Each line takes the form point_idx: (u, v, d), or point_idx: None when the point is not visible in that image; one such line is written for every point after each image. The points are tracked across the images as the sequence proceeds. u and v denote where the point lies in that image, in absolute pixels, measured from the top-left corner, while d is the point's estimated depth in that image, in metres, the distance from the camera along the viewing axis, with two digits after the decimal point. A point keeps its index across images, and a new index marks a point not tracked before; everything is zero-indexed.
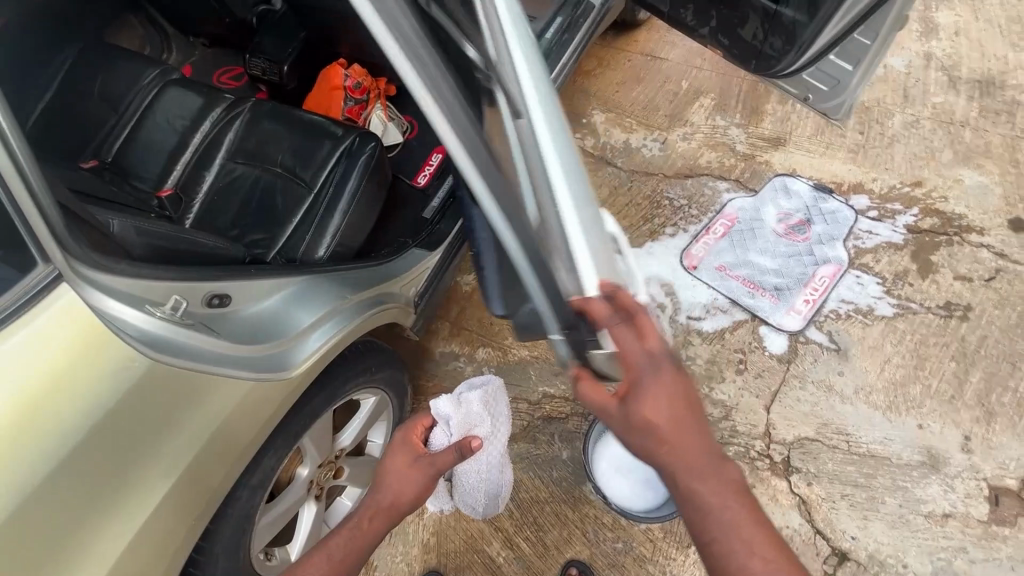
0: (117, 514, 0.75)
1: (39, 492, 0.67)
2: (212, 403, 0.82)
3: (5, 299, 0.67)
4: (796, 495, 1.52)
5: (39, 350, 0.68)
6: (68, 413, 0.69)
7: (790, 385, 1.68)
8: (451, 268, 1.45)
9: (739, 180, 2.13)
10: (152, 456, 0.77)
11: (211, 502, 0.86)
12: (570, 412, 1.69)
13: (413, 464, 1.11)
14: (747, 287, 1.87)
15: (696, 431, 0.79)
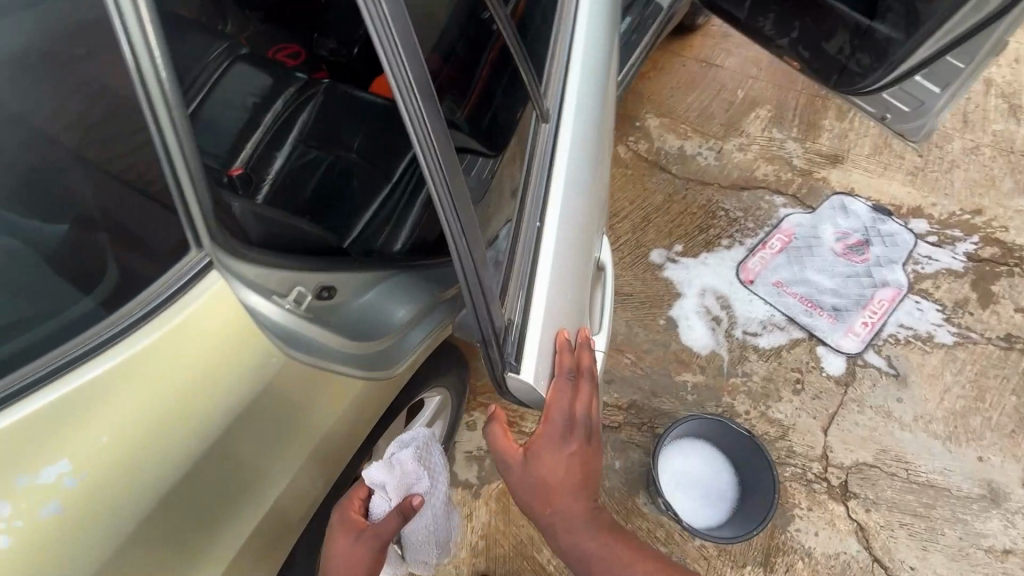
0: (223, 525, 0.70)
1: (157, 514, 0.61)
2: (318, 412, 0.78)
3: (127, 307, 0.58)
4: (854, 521, 1.50)
5: (165, 360, 0.58)
6: (192, 431, 0.61)
7: (848, 409, 1.65)
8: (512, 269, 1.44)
9: (796, 196, 2.10)
10: (260, 468, 0.72)
11: (296, 509, 0.83)
12: (623, 421, 1.67)
13: (359, 543, 0.90)
14: (805, 305, 1.84)
15: (583, 497, 0.97)
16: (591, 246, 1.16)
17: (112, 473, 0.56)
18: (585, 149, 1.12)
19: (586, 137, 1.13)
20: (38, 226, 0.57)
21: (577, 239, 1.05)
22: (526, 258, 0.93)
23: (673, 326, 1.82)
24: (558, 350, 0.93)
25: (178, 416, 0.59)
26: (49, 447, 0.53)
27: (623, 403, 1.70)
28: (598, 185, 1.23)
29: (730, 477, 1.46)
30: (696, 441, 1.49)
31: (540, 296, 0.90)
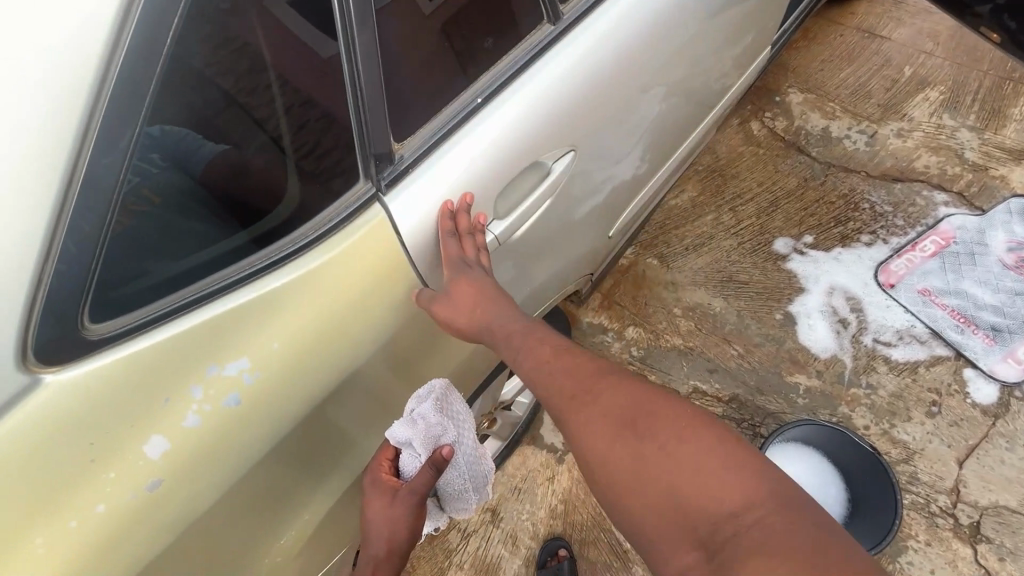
0: (345, 447, 0.77)
1: (301, 429, 0.66)
2: (436, 357, 0.83)
3: (303, 230, 0.62)
4: (981, 567, 1.33)
5: (328, 285, 0.62)
6: (338, 358, 0.65)
7: (993, 443, 1.45)
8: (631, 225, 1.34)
9: (963, 193, 1.81)
10: (386, 400, 0.78)
11: None
12: (721, 414, 1.59)
13: (396, 506, 0.79)
14: (955, 319, 1.61)
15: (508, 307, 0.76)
16: (569, 200, 0.91)
17: (274, 385, 0.61)
18: (602, 67, 0.81)
19: (609, 51, 0.81)
20: (201, 143, 0.55)
21: (562, 146, 0.80)
22: (468, 129, 0.69)
23: (790, 323, 1.68)
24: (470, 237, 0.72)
25: (329, 341, 0.64)
26: (225, 347, 0.58)
27: (724, 395, 1.62)
28: (617, 128, 0.93)
29: (840, 495, 1.35)
30: (805, 448, 1.39)
31: (452, 166, 0.68)
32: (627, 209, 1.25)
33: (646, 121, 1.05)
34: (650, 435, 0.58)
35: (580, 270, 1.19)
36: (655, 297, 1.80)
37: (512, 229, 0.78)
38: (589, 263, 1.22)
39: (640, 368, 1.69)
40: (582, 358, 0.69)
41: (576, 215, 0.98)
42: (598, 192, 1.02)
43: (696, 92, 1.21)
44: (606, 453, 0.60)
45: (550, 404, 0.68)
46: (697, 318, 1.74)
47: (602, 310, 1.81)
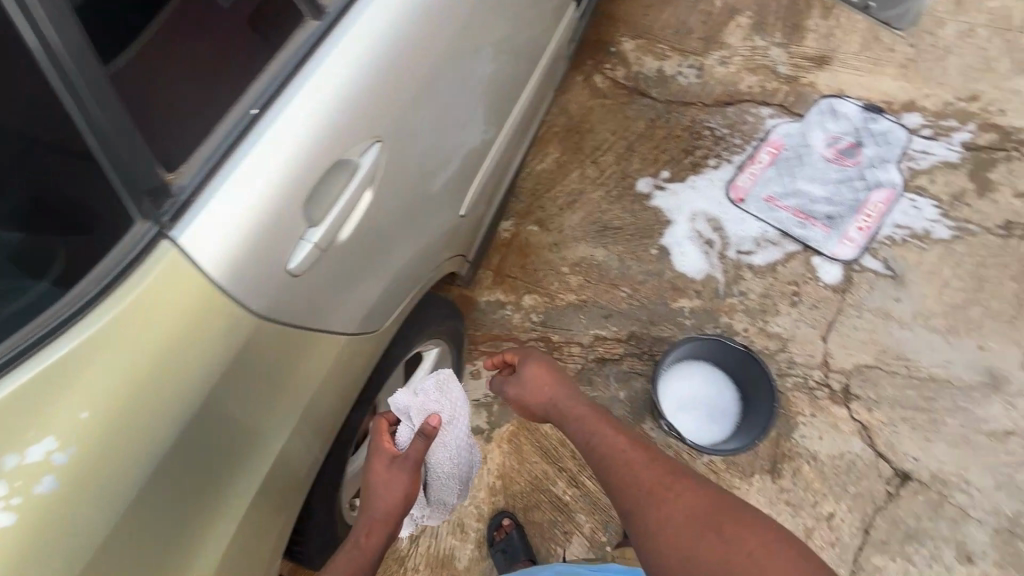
0: (226, 487, 0.75)
1: (153, 486, 0.63)
2: (305, 374, 0.81)
3: (86, 286, 0.58)
4: (856, 421, 1.53)
5: (131, 336, 0.59)
6: (170, 405, 0.62)
7: (847, 315, 1.66)
8: (486, 188, 1.32)
9: (784, 105, 2.02)
10: (257, 430, 0.76)
11: (302, 465, 0.89)
12: (624, 353, 1.70)
13: (395, 467, 0.99)
14: (797, 216, 1.81)
15: (567, 390, 1.10)
16: (404, 185, 0.89)
17: (95, 455, 0.57)
18: (398, 46, 0.77)
19: (404, 29, 0.78)
20: None
21: (375, 128, 0.77)
22: (252, 137, 0.65)
23: (665, 255, 1.81)
24: (289, 257, 0.70)
25: (152, 391, 0.61)
26: (23, 430, 0.54)
27: (623, 335, 1.72)
28: (438, 104, 0.91)
29: (733, 396, 1.49)
30: (695, 362, 1.52)
31: (244, 181, 0.64)
32: (481, 178, 1.26)
33: (472, 90, 1.04)
34: (722, 532, 0.78)
35: (444, 249, 1.19)
36: (542, 261, 1.86)
37: (335, 230, 0.75)
38: (453, 240, 1.23)
39: (543, 332, 1.75)
40: (655, 455, 0.94)
41: (420, 198, 0.97)
42: (439, 171, 1.01)
43: (519, 58, 1.24)
44: (677, 537, 0.80)
45: (626, 477, 0.91)
46: (585, 271, 1.83)
47: (497, 285, 1.84)
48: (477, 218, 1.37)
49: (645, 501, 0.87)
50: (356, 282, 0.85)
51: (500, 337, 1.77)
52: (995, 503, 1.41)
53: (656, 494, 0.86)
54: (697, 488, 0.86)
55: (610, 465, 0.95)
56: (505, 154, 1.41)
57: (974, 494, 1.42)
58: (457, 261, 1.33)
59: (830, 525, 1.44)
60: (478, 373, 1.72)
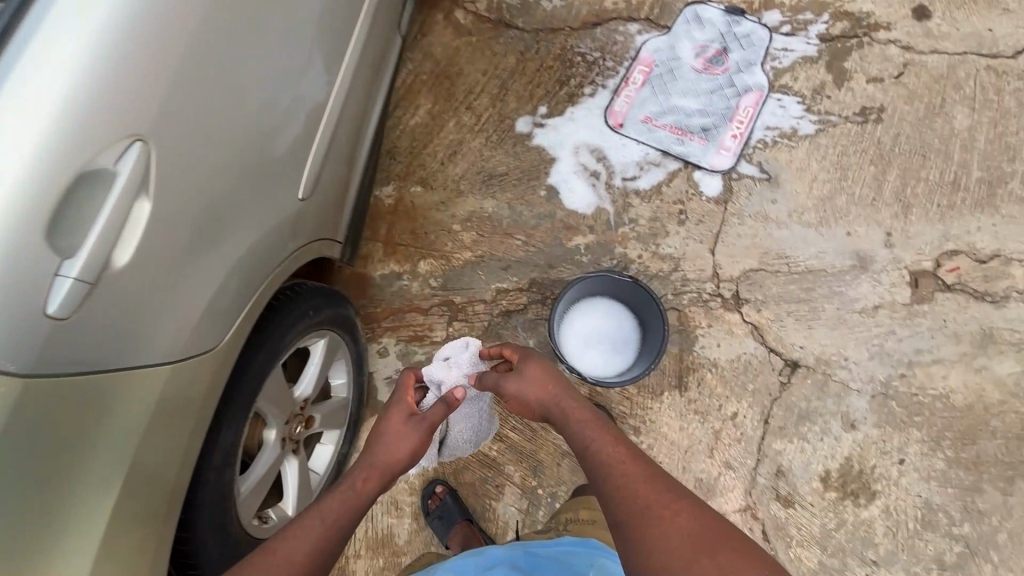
0: (65, 541, 0.73)
1: None
2: (131, 409, 0.79)
3: None
4: (748, 323, 1.62)
5: None
6: None
7: (730, 224, 1.71)
8: (331, 157, 1.19)
9: (650, 18, 1.95)
10: (83, 476, 0.74)
11: (170, 495, 0.87)
12: (528, 301, 1.68)
13: (411, 424, 1.23)
14: (675, 134, 1.81)
15: (562, 393, 1.15)
16: (195, 189, 0.81)
17: None
18: (126, 43, 0.69)
19: (128, 28, 0.70)
20: None
21: (126, 144, 0.71)
22: None
23: (554, 195, 1.77)
24: (46, 300, 0.66)
25: None
26: None
27: (524, 284, 1.70)
28: (216, 93, 0.82)
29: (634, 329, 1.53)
30: (593, 298, 1.53)
31: None
32: (325, 152, 1.15)
33: (274, 65, 0.92)
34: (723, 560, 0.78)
35: (295, 237, 1.09)
36: (432, 223, 1.78)
37: (104, 261, 0.71)
38: (304, 226, 1.13)
39: (444, 296, 1.70)
40: (660, 477, 0.94)
41: (230, 198, 0.88)
42: (253, 163, 0.92)
43: (334, 5, 1.08)
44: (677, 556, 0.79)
45: (626, 482, 0.93)
46: (477, 225, 1.77)
47: (389, 256, 1.75)
48: (335, 194, 1.27)
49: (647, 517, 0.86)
50: (169, 304, 0.81)
51: (401, 310, 1.70)
52: (870, 372, 1.55)
53: (654, 509, 0.87)
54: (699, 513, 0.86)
55: (610, 477, 0.95)
56: (352, 120, 1.29)
57: (853, 368, 1.56)
58: (322, 243, 1.23)
59: (735, 423, 1.54)
60: (386, 351, 1.66)
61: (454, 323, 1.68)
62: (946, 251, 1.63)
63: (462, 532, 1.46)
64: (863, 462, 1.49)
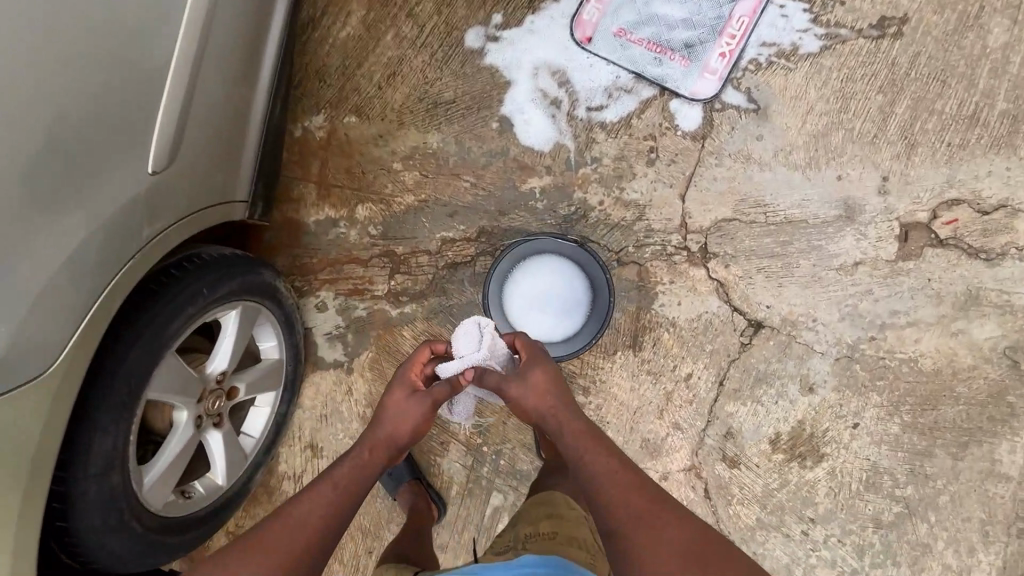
0: None
1: None
2: None
3: None
4: (714, 280, 1.48)
5: None
6: None
7: (706, 165, 1.50)
8: (201, 111, 1.02)
9: None
10: None
11: (25, 497, 0.84)
12: (475, 253, 1.54)
13: (412, 400, 1.18)
14: (653, 52, 1.53)
15: (560, 397, 1.14)
16: None
17: None
18: None
19: None
20: None
21: None
22: None
23: (507, 128, 1.54)
24: None
25: None
26: None
27: (472, 233, 1.54)
28: None
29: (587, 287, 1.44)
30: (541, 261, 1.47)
31: None
32: (189, 117, 0.99)
33: (71, 16, 0.79)
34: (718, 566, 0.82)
35: (155, 219, 0.96)
36: (370, 161, 1.57)
37: None
38: (173, 204, 0.99)
39: (385, 246, 1.55)
40: (649, 485, 0.97)
41: (24, 177, 0.78)
42: (53, 149, 0.81)
43: None
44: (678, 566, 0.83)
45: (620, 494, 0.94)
46: (420, 164, 1.56)
47: (323, 200, 1.58)
48: (226, 160, 1.11)
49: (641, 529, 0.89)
50: None
51: (339, 261, 1.56)
52: (837, 334, 1.45)
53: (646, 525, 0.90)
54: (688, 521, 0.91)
55: (603, 484, 0.97)
56: (241, 71, 1.10)
57: (820, 330, 1.45)
58: (211, 214, 1.08)
59: (688, 385, 1.48)
60: (324, 305, 1.56)
61: (396, 276, 1.55)
62: (946, 200, 1.44)
63: (411, 492, 1.44)
64: (815, 425, 1.45)
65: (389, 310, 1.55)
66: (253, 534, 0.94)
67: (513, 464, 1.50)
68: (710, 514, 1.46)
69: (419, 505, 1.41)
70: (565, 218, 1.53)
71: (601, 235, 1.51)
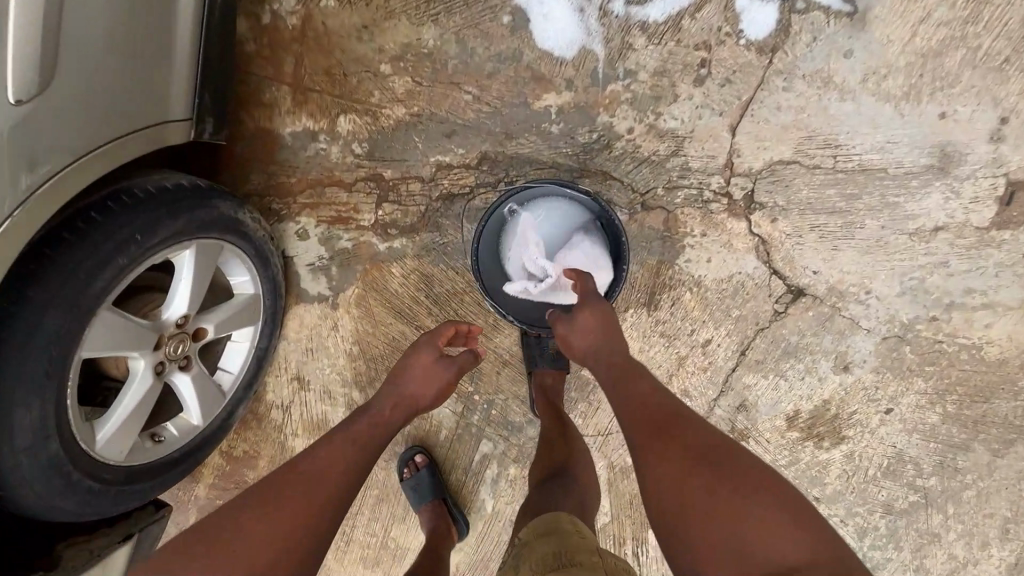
0: None
1: None
2: None
3: None
4: (754, 236, 1.25)
5: None
6: None
7: (770, 88, 1.19)
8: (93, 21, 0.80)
9: None
10: None
11: None
12: (475, 183, 1.31)
13: (439, 367, 1.17)
14: None
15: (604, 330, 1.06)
16: None
17: None
18: None
19: None
20: None
21: None
22: None
23: (523, 25, 1.23)
24: None
25: None
26: None
27: (472, 160, 1.30)
28: None
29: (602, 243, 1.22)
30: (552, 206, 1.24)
31: None
32: (64, 23, 0.76)
33: None
34: (748, 490, 0.73)
35: (37, 165, 0.77)
36: (353, 60, 1.30)
37: None
38: (66, 138, 0.80)
39: (371, 169, 1.34)
40: (672, 405, 0.88)
41: None
42: None
43: None
44: (698, 486, 0.74)
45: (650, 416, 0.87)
46: (413, 68, 1.28)
47: (301, 107, 1.34)
48: (141, 74, 0.88)
49: (657, 446, 0.82)
50: None
51: (320, 182, 1.36)
52: (892, 311, 1.23)
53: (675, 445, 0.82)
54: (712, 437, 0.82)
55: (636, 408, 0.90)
56: None
57: (871, 304, 1.24)
58: (127, 147, 0.89)
59: (705, 352, 1.31)
60: (305, 233, 1.39)
61: (384, 205, 1.35)
62: None
63: (432, 512, 1.39)
64: (842, 407, 1.29)
65: (376, 244, 1.38)
66: (260, 490, 0.88)
67: (505, 415, 1.42)
68: None
69: (440, 529, 1.36)
70: (585, 147, 1.27)
71: (627, 171, 1.26)
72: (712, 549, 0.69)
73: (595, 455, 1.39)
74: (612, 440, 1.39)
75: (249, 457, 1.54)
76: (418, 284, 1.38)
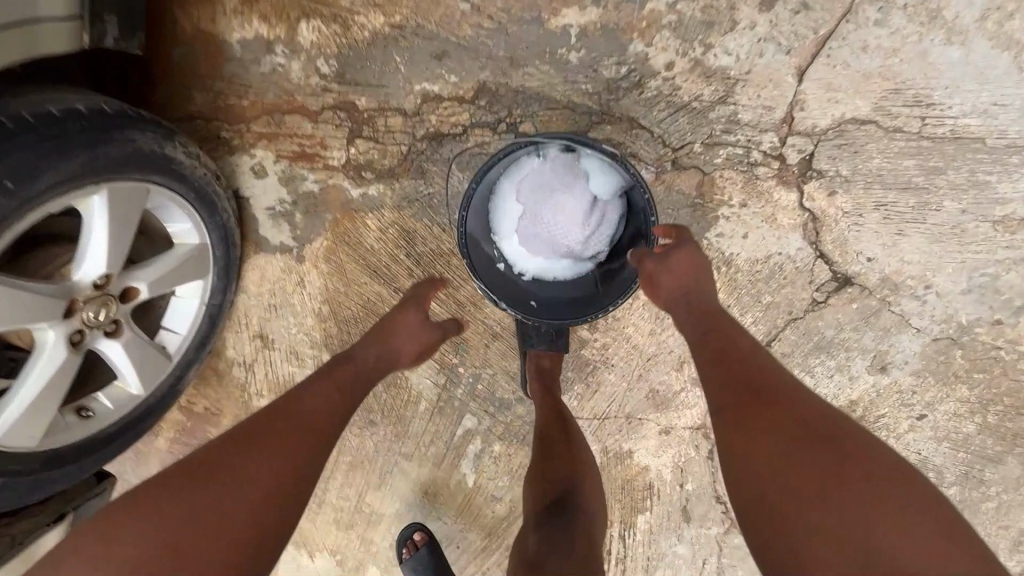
0: None
1: None
2: None
3: None
4: (805, 211, 1.03)
5: None
6: None
7: (857, 20, 0.92)
8: None
9: None
10: None
11: None
12: (470, 121, 1.06)
13: (422, 326, 1.05)
14: None
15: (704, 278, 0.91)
16: None
17: None
18: None
19: None
20: None
21: None
22: None
23: None
24: None
25: None
26: None
27: (467, 91, 1.05)
28: None
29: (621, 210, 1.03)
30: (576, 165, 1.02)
31: None
32: None
33: None
34: (873, 480, 0.61)
35: None
36: None
37: None
38: None
39: (342, 95, 1.08)
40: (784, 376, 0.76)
41: None
42: None
43: None
44: (808, 462, 0.63)
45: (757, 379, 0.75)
46: None
47: (253, 7, 1.06)
48: None
49: (761, 413, 0.70)
50: None
51: (278, 106, 1.11)
52: (950, 310, 1.05)
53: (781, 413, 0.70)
54: (827, 415, 0.70)
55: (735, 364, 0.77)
56: None
57: (929, 300, 1.05)
58: None
59: None
60: (262, 171, 1.15)
61: (357, 142, 1.11)
62: None
63: None
64: (870, 409, 1.15)
65: (348, 189, 1.15)
66: (247, 453, 0.76)
67: (492, 389, 1.29)
68: (708, 473, 1.28)
69: None
70: (610, 85, 1.01)
71: (659, 120, 1.01)
72: (810, 533, 0.59)
73: (589, 439, 1.27)
74: (608, 425, 1.26)
75: (210, 414, 1.41)
76: (398, 239, 1.17)
